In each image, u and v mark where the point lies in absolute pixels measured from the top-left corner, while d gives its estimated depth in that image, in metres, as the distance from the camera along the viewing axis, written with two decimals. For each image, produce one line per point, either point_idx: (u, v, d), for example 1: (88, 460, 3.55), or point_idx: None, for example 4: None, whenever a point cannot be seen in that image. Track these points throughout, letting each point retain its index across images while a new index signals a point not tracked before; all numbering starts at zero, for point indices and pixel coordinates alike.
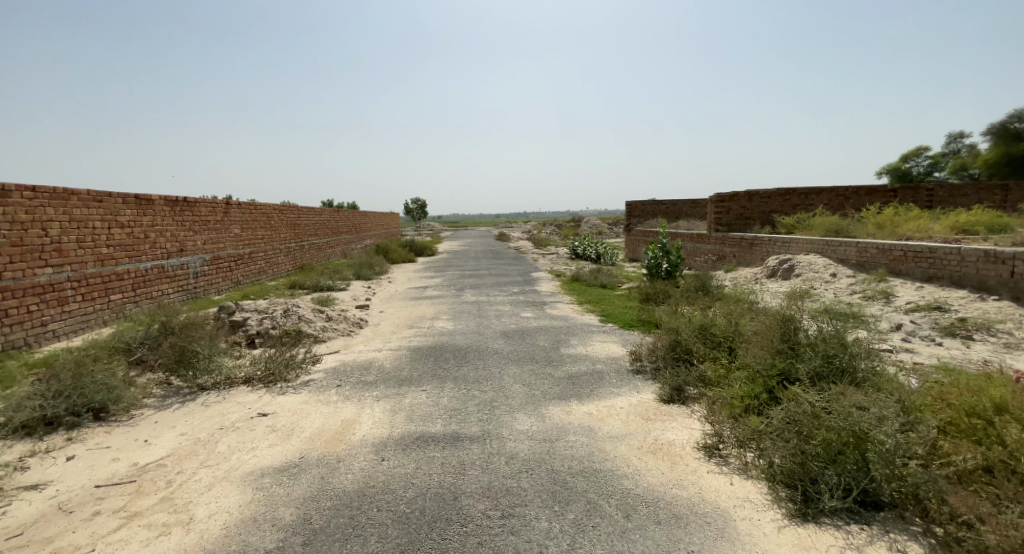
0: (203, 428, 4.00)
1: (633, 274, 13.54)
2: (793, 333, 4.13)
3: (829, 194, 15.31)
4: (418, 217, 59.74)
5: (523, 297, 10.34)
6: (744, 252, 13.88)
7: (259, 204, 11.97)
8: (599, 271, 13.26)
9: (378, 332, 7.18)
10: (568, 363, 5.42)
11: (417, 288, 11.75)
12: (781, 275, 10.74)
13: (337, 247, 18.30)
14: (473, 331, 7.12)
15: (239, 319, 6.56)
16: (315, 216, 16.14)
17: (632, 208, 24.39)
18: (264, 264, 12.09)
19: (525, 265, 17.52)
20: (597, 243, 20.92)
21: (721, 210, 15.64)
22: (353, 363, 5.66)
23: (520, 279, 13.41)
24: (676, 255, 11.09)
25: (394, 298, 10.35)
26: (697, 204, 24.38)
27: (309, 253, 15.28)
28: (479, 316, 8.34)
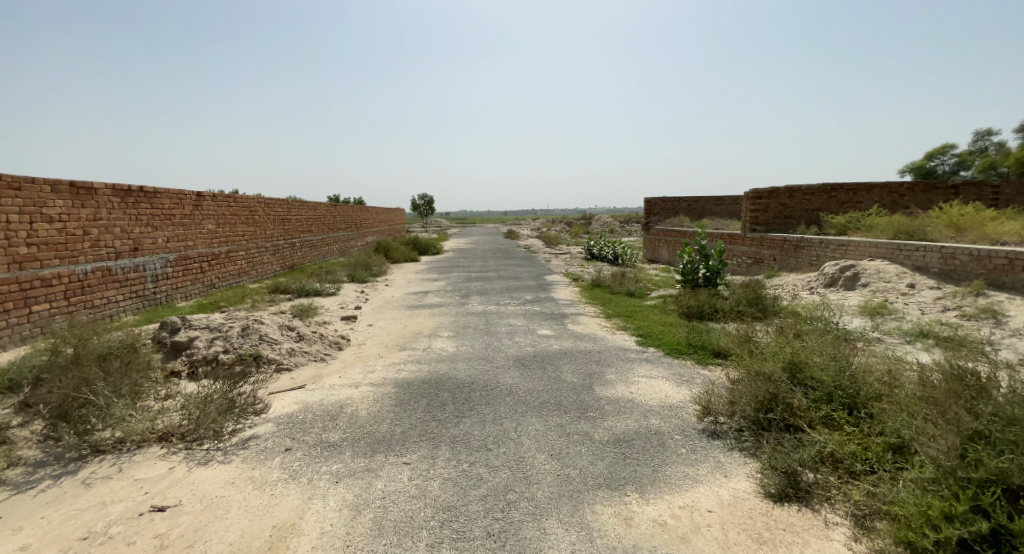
0: (56, 539, 2.57)
1: (661, 281, 12.01)
2: (983, 402, 2.67)
3: (882, 191, 13.69)
4: (425, 213, 58.43)
5: (540, 307, 8.88)
6: (788, 255, 12.34)
7: (239, 197, 10.57)
8: (623, 276, 11.79)
9: (363, 356, 5.77)
10: (609, 415, 3.93)
11: (418, 294, 10.31)
12: (841, 284, 9.17)
13: (333, 245, 16.92)
14: (481, 356, 5.69)
15: (181, 341, 5.13)
16: (308, 211, 14.74)
17: (652, 205, 22.83)
18: (246, 265, 10.69)
19: (538, 266, 16.07)
20: (616, 243, 19.39)
21: (758, 207, 14.20)
22: (320, 407, 4.23)
23: (534, 283, 11.96)
24: (716, 260, 9.58)
25: (390, 307, 8.93)
26: (721, 201, 22.71)
27: (301, 251, 13.90)
28: (489, 332, 6.89)
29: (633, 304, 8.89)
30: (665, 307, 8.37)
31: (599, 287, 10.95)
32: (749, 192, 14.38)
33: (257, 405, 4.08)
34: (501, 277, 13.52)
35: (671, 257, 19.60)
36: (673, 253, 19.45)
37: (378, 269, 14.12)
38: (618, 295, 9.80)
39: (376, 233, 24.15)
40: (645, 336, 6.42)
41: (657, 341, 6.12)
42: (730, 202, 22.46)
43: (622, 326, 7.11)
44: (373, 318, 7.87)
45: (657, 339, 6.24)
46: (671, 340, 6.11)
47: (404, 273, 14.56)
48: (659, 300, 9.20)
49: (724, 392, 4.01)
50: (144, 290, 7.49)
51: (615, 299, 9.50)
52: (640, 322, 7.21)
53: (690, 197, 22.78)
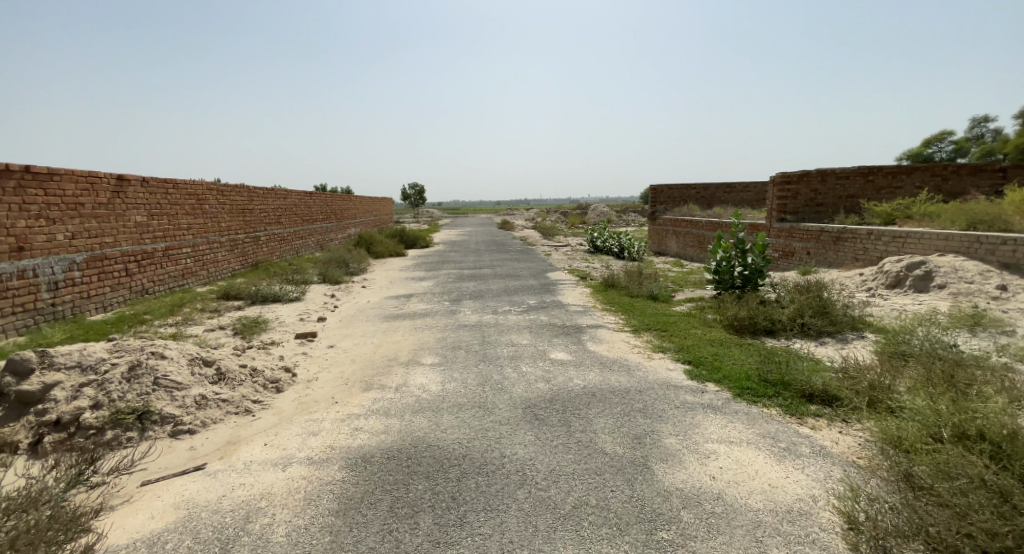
0: None
1: (683, 280, 10.44)
2: None
3: (923, 173, 12.14)
4: (416, 203, 56.49)
5: (548, 316, 7.22)
6: (825, 249, 10.80)
7: (181, 182, 8.77)
8: (641, 275, 10.17)
9: (309, 401, 4.08)
10: (698, 542, 2.32)
11: (397, 299, 8.60)
12: (910, 285, 7.58)
13: (308, 239, 15.13)
14: (477, 400, 4.04)
15: (30, 392, 3.42)
16: (276, 199, 12.94)
17: (658, 193, 21.22)
18: (193, 264, 8.91)
19: (538, 262, 14.44)
20: (622, 234, 17.77)
21: (785, 194, 12.68)
22: (210, 519, 2.55)
23: (537, 283, 10.33)
24: (756, 257, 7.98)
25: (362, 316, 7.23)
26: (731, 188, 21.16)
27: (267, 246, 12.12)
28: (486, 357, 5.22)
29: (661, 311, 7.31)
30: (704, 316, 6.77)
31: (614, 289, 9.32)
32: (776, 177, 12.82)
33: (80, 536, 2.36)
34: (498, 275, 11.86)
35: (682, 250, 18.05)
36: (684, 245, 17.92)
37: (357, 266, 12.41)
38: (640, 300, 8.19)
39: (360, 225, 22.37)
40: (696, 363, 4.82)
41: (717, 373, 4.51)
42: (742, 189, 20.91)
43: (660, 346, 5.50)
44: (338, 334, 6.18)
45: (714, 370, 4.64)
46: (735, 371, 4.52)
47: (387, 270, 12.89)
48: (693, 307, 7.59)
49: (889, 496, 2.39)
50: (36, 303, 5.75)
51: (638, 304, 7.90)
52: (681, 341, 5.62)
53: (698, 184, 21.18)
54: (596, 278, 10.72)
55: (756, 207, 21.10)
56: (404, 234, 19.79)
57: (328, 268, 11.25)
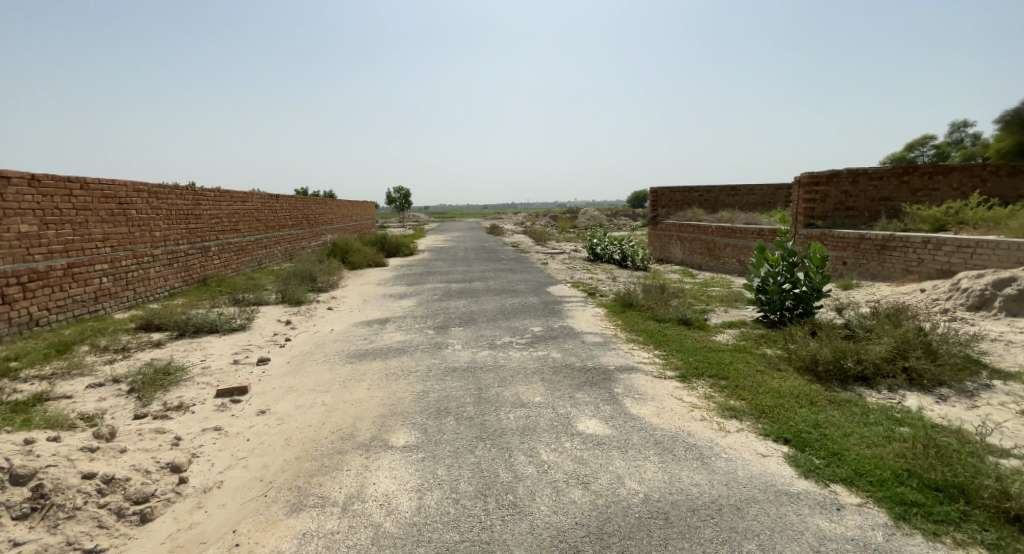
0: None
1: (709, 298, 8.93)
2: None
3: (964, 173, 10.84)
4: (401, 207, 54.59)
5: (560, 351, 5.60)
6: (867, 259, 9.40)
7: (93, 182, 7.04)
8: (662, 292, 8.62)
9: (190, 541, 2.42)
10: None
11: (368, 325, 6.92)
12: (999, 309, 6.02)
13: (274, 248, 13.34)
14: (475, 538, 2.40)
15: None
16: (231, 203, 11.16)
17: (659, 196, 19.78)
18: (113, 284, 7.15)
19: (535, 272, 12.83)
20: (624, 242, 16.25)
21: (813, 197, 11.26)
22: None
23: (538, 302, 8.71)
24: (811, 275, 6.40)
25: (317, 354, 5.54)
26: (735, 191, 19.88)
27: (220, 258, 10.34)
28: (483, 428, 3.59)
29: (704, 344, 5.75)
30: (765, 354, 5.25)
31: (633, 310, 7.74)
32: (802, 177, 11.41)
33: None
34: (491, 290, 10.23)
35: (689, 257, 16.59)
36: (690, 252, 16.47)
37: (327, 280, 10.68)
38: (671, 327, 6.61)
39: (338, 232, 20.53)
40: (797, 444, 3.25)
41: (841, 469, 2.94)
42: (746, 192, 19.73)
43: (729, 406, 3.92)
44: (278, 388, 4.48)
45: (833, 461, 3.06)
46: (868, 464, 2.96)
47: (362, 284, 11.18)
48: (741, 338, 6.05)
49: None
50: None
51: (670, 333, 6.33)
52: (755, 398, 4.06)
53: (701, 187, 19.80)
54: (607, 295, 9.15)
55: (761, 210, 19.84)
56: (386, 241, 18.07)
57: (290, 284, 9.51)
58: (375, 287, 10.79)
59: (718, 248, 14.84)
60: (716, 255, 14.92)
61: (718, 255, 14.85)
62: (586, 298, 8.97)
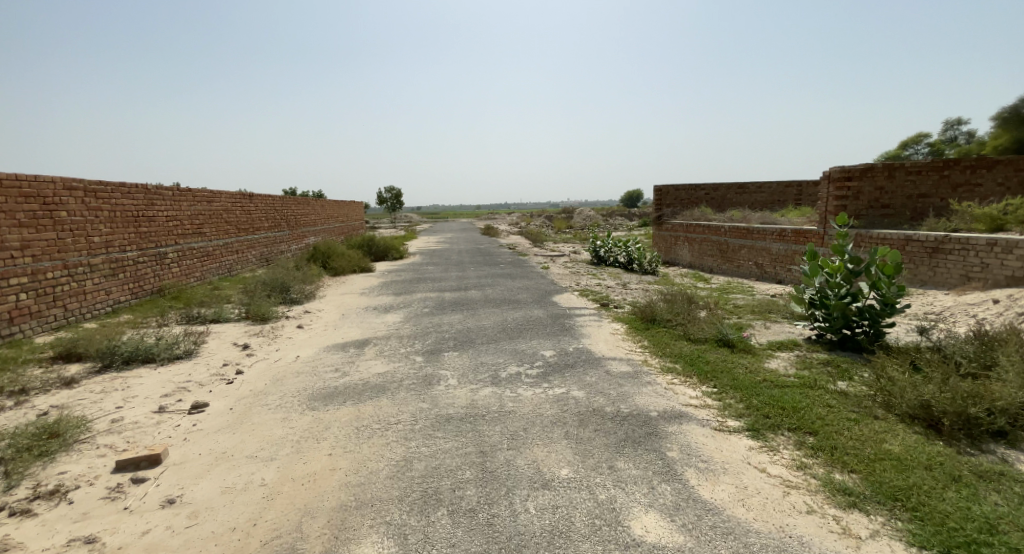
0: None
1: (740, 311, 7.81)
2: None
3: (1008, 167, 9.95)
4: (392, 207, 53.19)
5: (582, 386, 4.43)
6: (914, 263, 8.34)
7: (6, 179, 5.79)
8: (687, 304, 7.46)
9: None
10: None
11: (342, 350, 5.70)
12: None
13: (246, 252, 12.04)
14: None
15: None
16: (194, 203, 9.88)
17: (664, 194, 18.60)
18: (34, 301, 5.90)
19: (536, 279, 11.65)
20: (630, 244, 15.10)
21: (844, 194, 10.15)
22: None
23: (544, 315, 7.53)
24: (883, 289, 5.26)
25: (272, 396, 4.33)
26: (744, 188, 18.85)
27: (180, 266, 9.09)
28: (492, 534, 2.41)
29: (760, 376, 4.61)
30: (846, 393, 4.12)
31: (658, 326, 6.57)
32: (833, 171, 10.28)
33: None
34: (489, 300, 9.02)
35: (699, 259, 15.49)
36: (700, 254, 15.36)
37: (304, 290, 9.44)
38: (711, 349, 5.46)
39: (322, 234, 19.22)
40: None
41: None
42: (755, 190, 18.76)
43: (839, 487, 2.77)
44: (207, 456, 3.27)
45: None
46: None
47: (344, 294, 9.95)
48: (802, 368, 4.92)
49: None
50: None
51: (712, 358, 5.17)
52: (869, 473, 2.91)
53: (708, 185, 18.63)
54: (623, 306, 7.98)
55: (771, 209, 18.84)
56: (373, 244, 16.82)
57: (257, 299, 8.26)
58: (357, 297, 9.57)
59: (732, 250, 13.74)
60: (730, 257, 13.83)
61: (732, 257, 13.76)
62: (600, 311, 7.80)
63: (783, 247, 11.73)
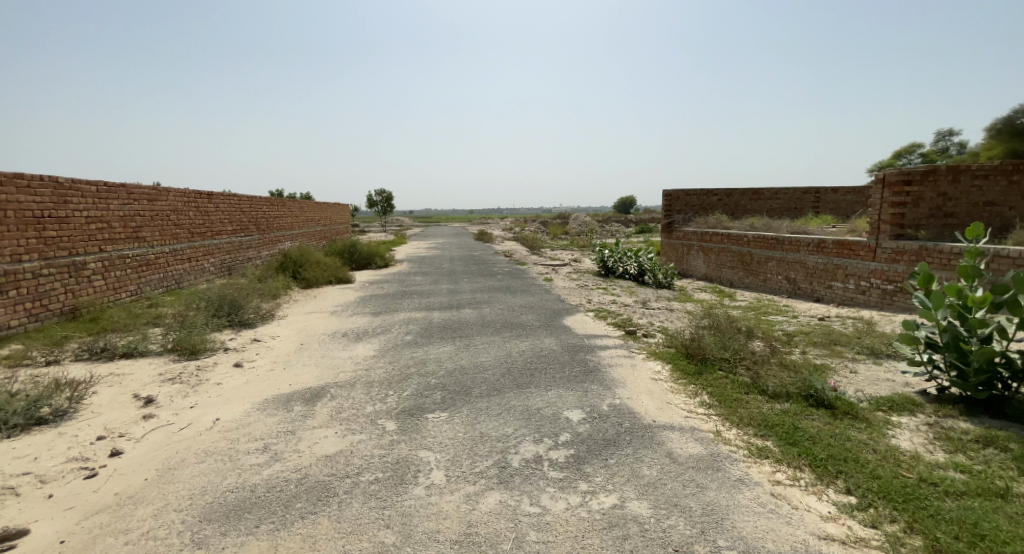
0: None
1: (800, 343, 6.28)
2: None
3: None
4: (382, 210, 51.37)
5: (639, 490, 2.83)
6: None
7: None
8: (740, 337, 5.89)
9: None
10: None
11: (283, 409, 4.05)
12: None
13: (199, 260, 10.31)
14: None
15: None
16: (125, 202, 8.17)
17: (674, 199, 17.05)
18: None
19: (540, 294, 10.06)
20: (642, 254, 13.53)
21: (900, 201, 8.67)
22: None
23: (557, 348, 5.92)
24: None
25: (145, 510, 2.68)
26: (759, 194, 17.41)
27: (104, 279, 7.41)
28: None
29: (905, 474, 3.04)
30: None
31: (712, 369, 4.98)
32: (889, 174, 8.86)
33: None
34: (487, 323, 7.38)
35: (717, 271, 13.98)
36: (719, 266, 13.88)
37: (261, 309, 7.78)
38: (805, 415, 3.87)
39: (300, 239, 17.50)
40: None
41: None
42: (770, 196, 17.36)
43: None
44: None
45: None
46: None
47: (311, 312, 8.29)
48: (952, 454, 3.37)
49: None
50: None
51: (814, 430, 3.60)
52: None
53: (722, 189, 17.13)
54: (656, 337, 6.38)
55: (787, 217, 17.48)
56: (355, 251, 15.17)
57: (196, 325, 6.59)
58: (326, 317, 7.90)
59: (758, 262, 12.25)
60: (755, 270, 12.34)
61: (757, 269, 12.27)
62: (627, 342, 6.21)
63: (821, 261, 10.22)
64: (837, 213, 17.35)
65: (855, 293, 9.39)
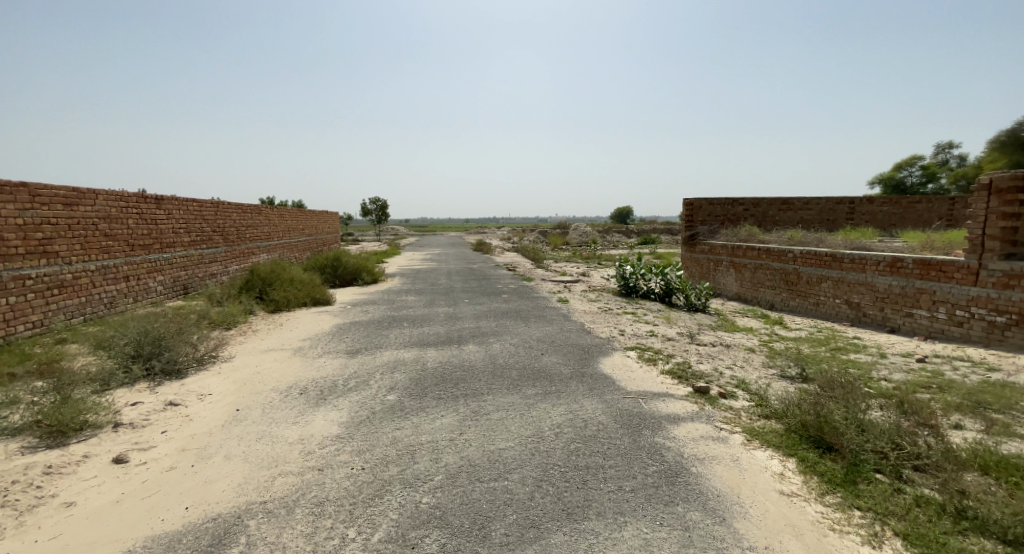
0: None
1: (945, 409, 4.50)
2: None
3: None
4: (377, 219, 49.58)
5: None
6: None
7: None
8: (872, 406, 4.07)
9: None
10: None
11: None
12: None
13: (140, 279, 8.46)
14: None
15: None
16: (25, 208, 6.37)
17: (696, 209, 15.27)
18: None
19: (559, 322, 8.23)
20: (669, 270, 11.79)
21: (1012, 211, 6.97)
22: None
23: (607, 420, 4.08)
24: None
25: None
26: (788, 204, 15.68)
27: None
28: None
29: None
30: None
31: (868, 474, 3.15)
32: (995, 179, 7.17)
33: None
34: (501, 369, 5.51)
35: (754, 290, 12.24)
36: (757, 285, 12.11)
37: (200, 350, 5.91)
38: None
39: (279, 251, 15.62)
40: None
41: None
42: (801, 206, 15.64)
43: None
44: None
45: None
46: None
47: (269, 350, 6.40)
48: None
49: None
50: None
51: None
52: None
53: (749, 198, 15.39)
54: (739, 404, 4.55)
55: (820, 228, 15.78)
56: (340, 265, 13.31)
57: (93, 383, 4.71)
58: (287, 360, 6.01)
59: (807, 282, 10.50)
60: (804, 291, 10.60)
61: (807, 290, 10.53)
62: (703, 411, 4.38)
63: (897, 283, 8.47)
64: (874, 226, 15.73)
65: (948, 325, 7.64)
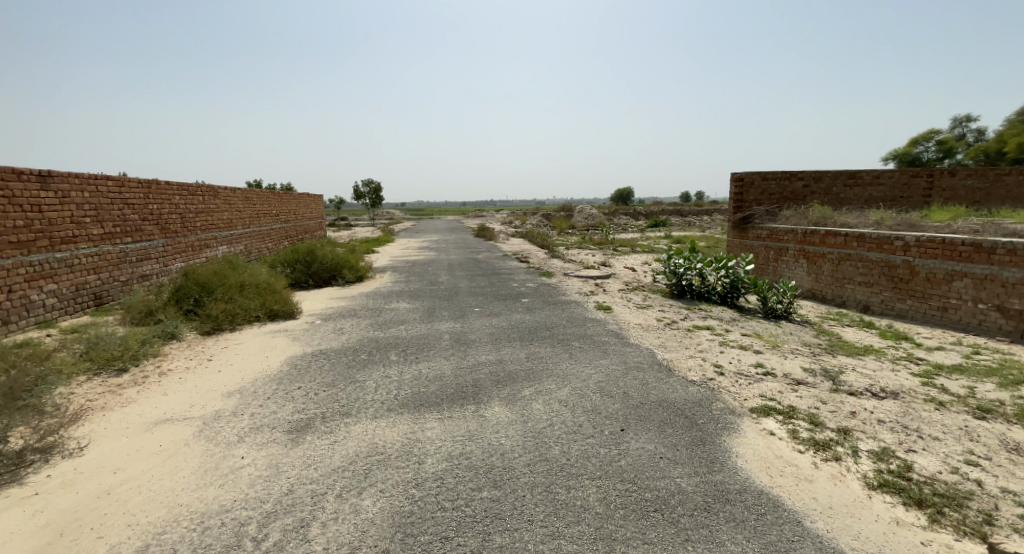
0: None
1: None
2: None
3: None
4: (371, 202, 46.56)
5: None
6: None
7: None
8: None
9: None
10: None
11: None
12: None
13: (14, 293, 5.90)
14: None
15: None
16: None
17: (747, 186, 12.62)
18: None
19: (617, 349, 5.63)
20: (734, 264, 9.15)
21: None
22: None
23: None
24: None
25: None
26: (855, 177, 12.96)
27: None
28: None
29: None
30: None
31: None
32: None
33: None
34: (564, 481, 2.91)
35: (840, 287, 9.63)
36: (844, 282, 9.51)
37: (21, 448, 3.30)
38: None
39: (244, 242, 12.91)
40: None
41: None
42: (871, 180, 12.92)
43: None
44: None
45: None
46: None
47: (159, 427, 3.79)
48: None
49: None
50: None
51: None
52: None
53: (809, 171, 12.71)
54: None
55: (892, 206, 13.11)
56: (315, 261, 10.67)
57: None
58: (178, 452, 3.40)
59: (929, 279, 7.90)
60: (922, 290, 8.02)
61: (928, 290, 7.93)
62: None
63: None
64: (957, 202, 13.07)
65: None
